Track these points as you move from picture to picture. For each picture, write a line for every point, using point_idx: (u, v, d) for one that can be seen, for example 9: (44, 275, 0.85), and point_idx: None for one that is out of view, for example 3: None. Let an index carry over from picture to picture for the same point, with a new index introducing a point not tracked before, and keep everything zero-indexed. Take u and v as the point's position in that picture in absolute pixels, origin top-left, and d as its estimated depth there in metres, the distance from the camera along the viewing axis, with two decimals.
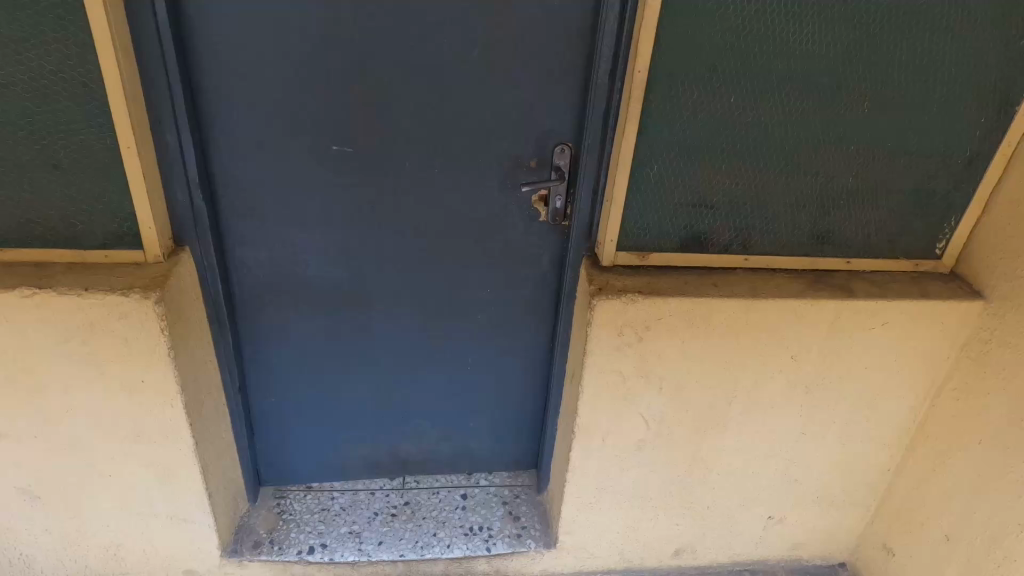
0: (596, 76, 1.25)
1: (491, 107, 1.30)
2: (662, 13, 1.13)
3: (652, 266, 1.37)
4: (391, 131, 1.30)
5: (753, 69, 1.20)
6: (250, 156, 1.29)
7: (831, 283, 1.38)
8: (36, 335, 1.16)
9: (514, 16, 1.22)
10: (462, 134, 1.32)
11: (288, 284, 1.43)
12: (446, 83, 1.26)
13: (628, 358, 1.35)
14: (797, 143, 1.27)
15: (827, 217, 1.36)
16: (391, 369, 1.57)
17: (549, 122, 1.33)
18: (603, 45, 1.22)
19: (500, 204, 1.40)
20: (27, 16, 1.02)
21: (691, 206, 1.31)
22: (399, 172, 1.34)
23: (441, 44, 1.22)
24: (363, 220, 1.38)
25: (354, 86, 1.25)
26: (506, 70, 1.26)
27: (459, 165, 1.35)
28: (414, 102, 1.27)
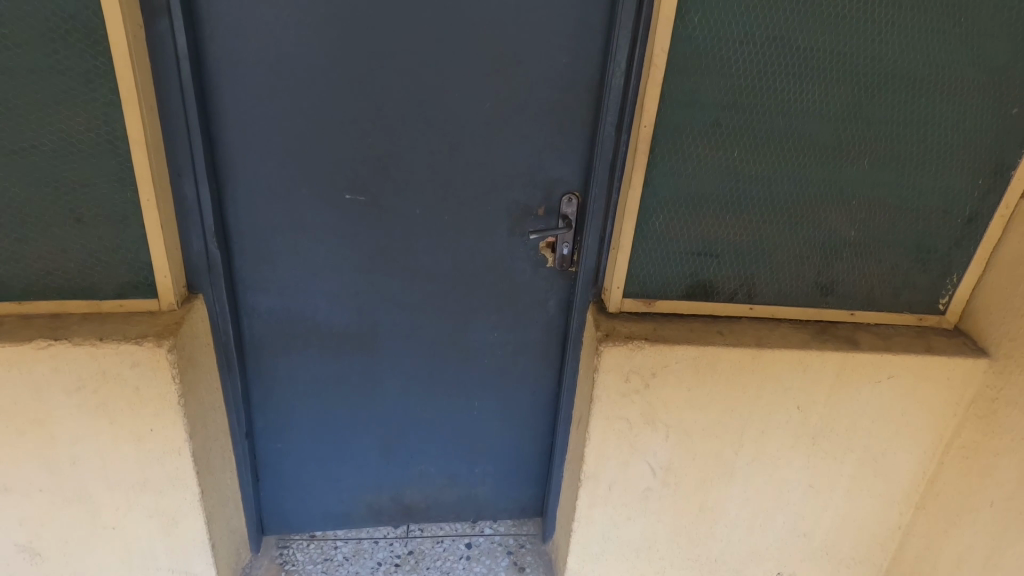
0: (603, 127, 1.28)
1: (500, 159, 1.34)
2: (668, 69, 1.17)
3: (658, 313, 1.38)
4: (403, 181, 1.33)
5: (755, 124, 1.24)
6: (264, 205, 1.32)
7: (837, 334, 1.40)
8: (47, 387, 1.17)
9: (523, 72, 1.27)
10: (471, 186, 1.35)
11: (298, 330, 1.45)
12: (457, 136, 1.31)
13: (634, 407, 1.36)
14: (799, 195, 1.30)
15: (831, 268, 1.38)
16: (397, 416, 1.58)
17: (556, 172, 1.36)
18: (610, 98, 1.26)
19: (508, 250, 1.43)
20: (59, 78, 1.07)
21: (696, 254, 1.33)
22: (409, 220, 1.37)
23: (452, 100, 1.27)
24: (373, 269, 1.41)
25: (368, 138, 1.29)
26: (515, 124, 1.31)
27: (468, 216, 1.38)
28: (427, 154, 1.32)
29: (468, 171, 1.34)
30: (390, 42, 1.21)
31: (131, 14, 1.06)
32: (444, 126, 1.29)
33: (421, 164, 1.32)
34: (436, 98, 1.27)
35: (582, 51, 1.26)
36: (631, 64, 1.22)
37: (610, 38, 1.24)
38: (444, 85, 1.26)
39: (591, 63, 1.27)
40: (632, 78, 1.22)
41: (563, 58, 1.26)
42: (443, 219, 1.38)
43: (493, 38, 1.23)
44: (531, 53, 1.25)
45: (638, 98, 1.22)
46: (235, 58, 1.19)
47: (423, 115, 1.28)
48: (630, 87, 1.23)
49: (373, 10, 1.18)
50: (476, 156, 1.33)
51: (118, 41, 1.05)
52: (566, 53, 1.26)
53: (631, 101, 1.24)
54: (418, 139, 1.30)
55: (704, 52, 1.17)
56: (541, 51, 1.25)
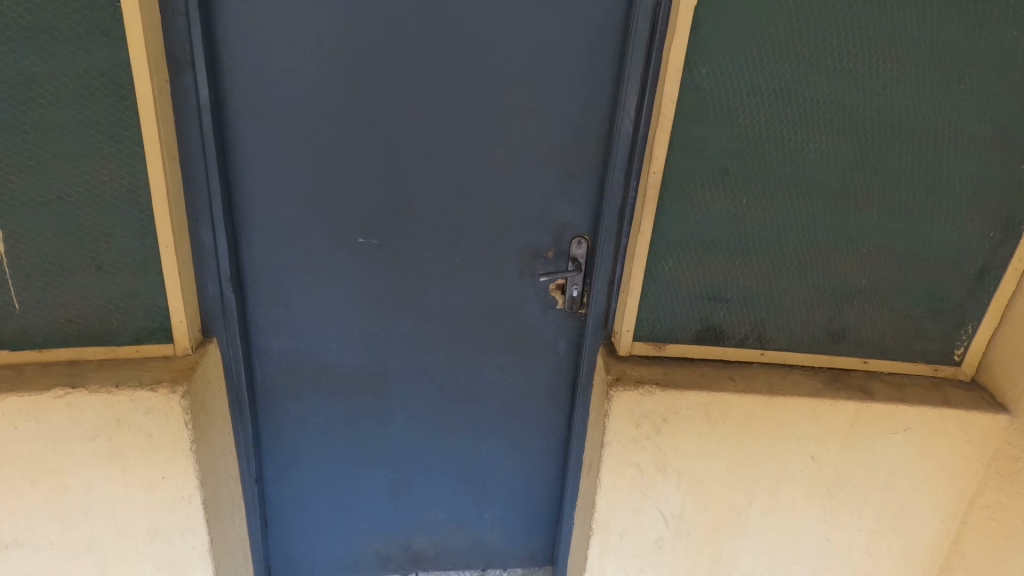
0: (612, 173, 1.30)
1: (510, 204, 1.35)
2: (676, 118, 1.19)
3: (669, 357, 1.36)
4: (415, 226, 1.35)
5: (763, 172, 1.25)
6: (279, 250, 1.34)
7: (850, 382, 1.38)
8: (62, 435, 1.18)
9: (533, 121, 1.30)
10: (482, 232, 1.37)
11: (308, 373, 1.45)
12: (468, 183, 1.33)
13: (646, 454, 1.34)
14: (808, 242, 1.31)
15: (841, 315, 1.37)
16: (406, 462, 1.57)
17: (566, 217, 1.37)
18: (618, 145, 1.28)
19: (518, 294, 1.43)
20: (87, 131, 1.12)
21: (706, 299, 1.33)
22: (420, 265, 1.38)
23: (464, 148, 1.30)
24: (385, 314, 1.42)
25: (382, 186, 1.32)
26: (525, 171, 1.33)
27: (478, 261, 1.39)
28: (438, 201, 1.34)
29: (479, 218, 1.36)
30: (405, 92, 1.25)
31: (158, 69, 1.11)
32: (456, 173, 1.32)
33: (433, 210, 1.34)
34: (449, 146, 1.30)
35: (591, 101, 1.29)
36: (640, 113, 1.25)
37: (619, 88, 1.26)
38: (456, 133, 1.29)
39: (600, 112, 1.30)
40: (640, 127, 1.25)
41: (573, 108, 1.29)
42: (454, 266, 1.39)
43: (504, 89, 1.26)
44: (541, 102, 1.28)
45: (646, 147, 1.23)
46: (255, 108, 1.23)
47: (435, 162, 1.31)
48: (639, 136, 1.25)
49: (389, 63, 1.22)
50: (487, 202, 1.35)
51: (144, 95, 1.09)
52: (576, 103, 1.29)
53: (640, 149, 1.26)
54: (430, 185, 1.32)
55: (712, 102, 1.19)
56: (551, 101, 1.28)
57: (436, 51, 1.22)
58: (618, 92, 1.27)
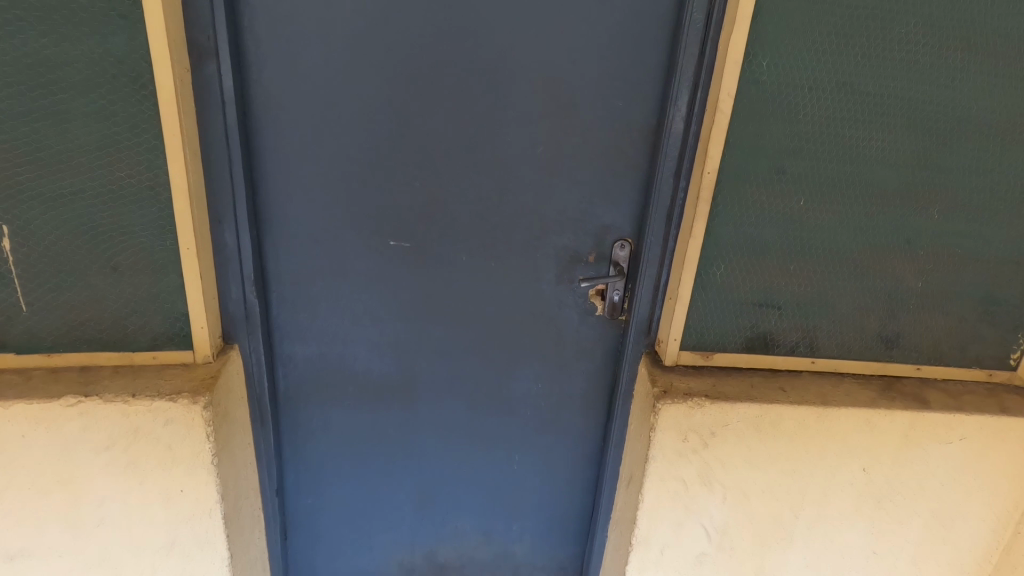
0: (659, 173, 1.22)
1: (550, 206, 1.28)
2: (733, 114, 1.12)
3: (716, 367, 1.30)
4: (450, 228, 1.28)
5: (820, 171, 1.18)
6: (305, 251, 1.26)
7: (902, 390, 1.33)
8: (75, 446, 1.10)
9: (577, 117, 1.22)
10: (520, 233, 1.29)
11: (333, 381, 1.37)
12: (507, 182, 1.25)
13: (691, 466, 1.28)
14: (865, 245, 1.25)
15: (893, 320, 1.32)
16: (433, 471, 1.50)
17: (608, 219, 1.30)
18: (667, 143, 1.20)
19: (555, 301, 1.35)
20: (103, 122, 1.03)
21: (758, 305, 1.26)
22: (455, 268, 1.31)
23: (503, 145, 1.23)
24: (415, 318, 1.34)
25: (415, 184, 1.24)
26: (567, 169, 1.26)
27: (514, 264, 1.32)
28: (475, 201, 1.26)
29: (516, 218, 1.28)
30: (442, 85, 1.17)
31: (179, 57, 1.02)
32: (495, 171, 1.24)
33: (469, 211, 1.27)
34: (487, 144, 1.22)
35: (638, 97, 1.21)
36: (693, 110, 1.17)
37: (669, 83, 1.18)
38: (495, 130, 1.21)
39: (646, 109, 1.22)
40: (693, 125, 1.17)
41: (619, 104, 1.22)
42: (489, 268, 1.31)
43: (548, 81, 1.19)
44: (586, 97, 1.21)
45: (700, 146, 1.16)
46: (281, 101, 1.15)
47: (472, 160, 1.23)
48: (690, 134, 1.18)
49: (426, 54, 1.14)
50: (526, 202, 1.27)
51: (166, 84, 1.00)
52: (622, 98, 1.21)
53: (691, 147, 1.18)
54: (466, 184, 1.25)
55: (770, 98, 1.12)
56: (596, 96, 1.21)
57: (477, 40, 1.14)
58: (669, 87, 1.19)
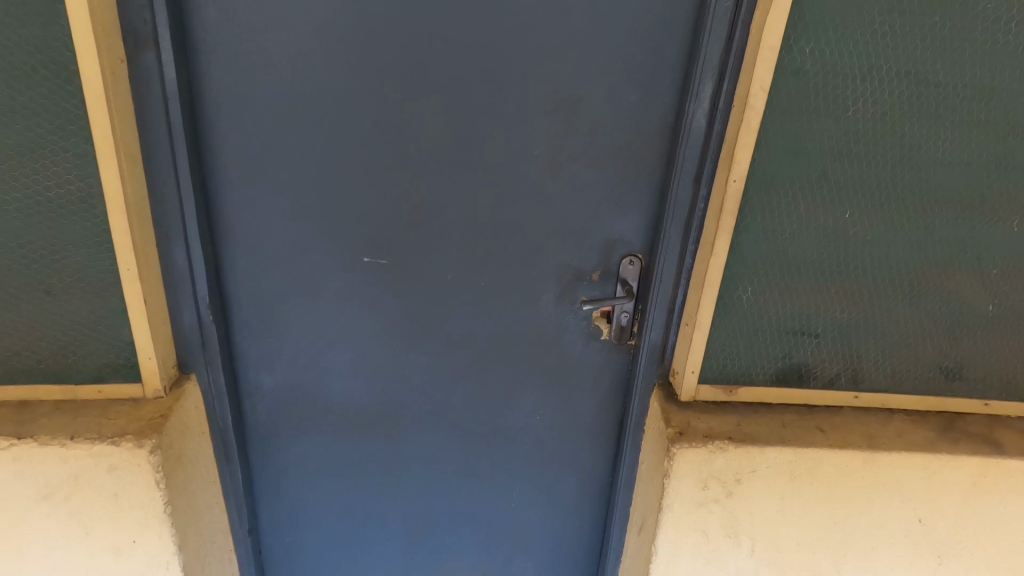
0: (675, 180, 1.04)
1: (551, 216, 1.10)
2: (766, 112, 0.93)
3: (741, 403, 1.12)
4: (436, 241, 1.11)
5: (874, 178, 0.99)
6: (270, 269, 1.11)
7: (966, 430, 1.14)
8: (10, 492, 0.97)
9: (581, 113, 1.04)
10: (516, 247, 1.12)
11: (309, 410, 1.23)
12: (501, 188, 1.08)
13: (713, 516, 1.10)
14: (924, 263, 1.06)
15: (953, 346, 1.13)
16: (423, 507, 1.34)
17: (617, 232, 1.12)
18: (685, 145, 1.01)
19: (556, 324, 1.18)
20: (25, 123, 0.89)
21: (793, 334, 1.08)
22: (441, 286, 1.15)
23: (496, 146, 1.05)
24: (398, 342, 1.18)
25: (393, 192, 1.07)
26: (569, 174, 1.08)
27: (509, 281, 1.15)
28: (463, 211, 1.09)
29: (511, 229, 1.11)
30: (423, 77, 0.99)
31: (109, 45, 0.86)
32: (486, 177, 1.07)
33: (457, 222, 1.10)
34: (477, 144, 1.05)
35: (654, 89, 1.02)
36: (717, 105, 0.98)
37: (689, 73, 0.99)
38: (487, 129, 1.04)
39: (663, 103, 1.03)
40: (716, 124, 0.98)
41: (631, 97, 1.03)
42: (480, 287, 1.15)
43: (547, 71, 1.00)
44: (592, 90, 1.02)
45: (724, 150, 0.98)
46: (236, 97, 0.99)
47: (460, 163, 1.06)
48: (713, 135, 0.99)
49: (404, 40, 0.97)
50: (522, 211, 1.10)
51: (90, 80, 0.85)
52: (635, 91, 1.02)
53: (714, 150, 1.00)
54: (452, 192, 1.08)
55: (813, 91, 0.93)
56: (604, 88, 1.02)
57: (463, 23, 0.96)
58: (689, 77, 1.00)
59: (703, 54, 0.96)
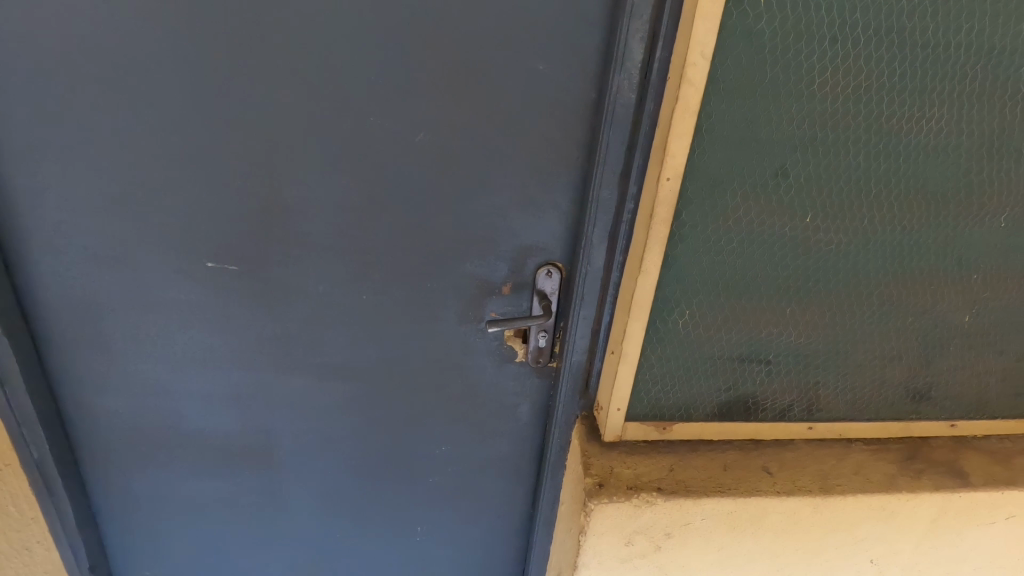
0: (597, 174, 0.82)
1: (444, 216, 0.87)
2: (708, 89, 0.71)
3: (677, 440, 0.94)
4: (299, 247, 0.87)
5: (842, 172, 0.79)
6: (86, 280, 0.87)
7: (930, 457, 0.99)
8: None
9: (478, 86, 0.79)
10: (402, 253, 0.89)
11: (162, 442, 1.02)
12: (379, 181, 0.84)
13: (640, 571, 0.93)
14: (896, 271, 0.87)
15: (925, 367, 0.96)
16: (314, 543, 1.16)
17: (530, 236, 0.90)
18: (609, 130, 0.79)
19: (458, 341, 0.97)
20: None
21: (741, 360, 0.89)
22: (310, 299, 0.92)
23: (367, 128, 0.80)
24: (265, 363, 0.97)
25: (236, 185, 0.82)
26: (467, 163, 0.83)
27: (398, 294, 0.93)
28: (330, 210, 0.85)
29: (396, 232, 0.88)
30: (260, 33, 0.73)
31: None
32: (357, 168, 0.83)
33: (324, 223, 0.86)
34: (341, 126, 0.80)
35: (570, 55, 0.78)
36: (648, 79, 0.75)
37: (613, 35, 0.76)
38: (352, 106, 0.79)
39: (584, 74, 0.79)
40: (646, 103, 0.76)
41: (540, 66, 0.78)
42: (361, 300, 0.93)
43: (431, 26, 0.75)
44: (489, 54, 0.77)
45: (656, 138, 0.76)
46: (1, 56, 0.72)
47: (320, 151, 0.81)
48: (643, 117, 0.77)
49: None
50: (408, 211, 0.86)
51: None
52: (546, 57, 0.78)
53: (645, 137, 0.77)
54: (314, 188, 0.83)
55: (770, 61, 0.71)
56: (505, 53, 0.77)
57: None
58: (614, 40, 0.76)
59: (628, 11, 0.72)
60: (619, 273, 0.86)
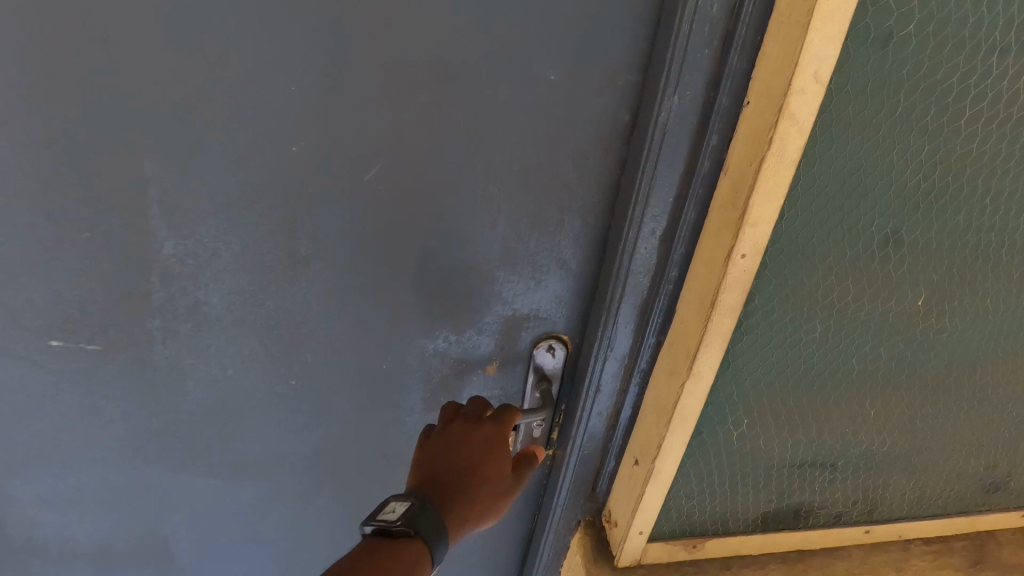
0: (630, 235, 0.56)
1: (406, 279, 0.60)
2: (815, 123, 0.47)
3: (708, 558, 0.72)
4: (190, 323, 0.60)
5: (968, 237, 0.56)
6: None
7: (999, 559, 0.80)
8: None
9: (455, 101, 0.51)
10: (342, 327, 0.63)
11: (22, 550, 0.76)
12: (304, 234, 0.56)
13: None
14: (1006, 354, 0.66)
15: (1009, 457, 0.77)
16: None
17: (525, 304, 0.64)
18: (653, 174, 0.53)
19: (421, 430, 0.72)
20: None
21: (799, 467, 0.68)
22: (213, 385, 0.65)
23: (283, 162, 0.52)
24: (154, 463, 0.70)
25: (77, 243, 0.53)
26: (436, 209, 0.56)
27: (338, 376, 0.67)
28: (231, 274, 0.57)
29: (333, 300, 0.61)
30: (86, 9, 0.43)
31: None
32: (268, 216, 0.54)
33: (225, 290, 0.58)
34: (241, 158, 0.51)
35: (598, 57, 0.50)
36: (714, 101, 0.50)
37: (661, 32, 0.49)
38: (257, 128, 0.50)
39: (615, 86, 0.52)
40: (707, 137, 0.51)
41: (551, 74, 0.50)
42: (286, 385, 0.66)
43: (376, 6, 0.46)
44: (473, 53, 0.49)
45: (724, 191, 0.52)
46: None
47: (211, 193, 0.52)
48: (702, 157, 0.52)
49: None
50: (351, 272, 0.59)
51: None
52: (562, 60, 0.50)
53: (702, 185, 0.53)
54: (207, 244, 0.55)
55: (904, 83, 0.47)
56: (497, 52, 0.49)
57: None
58: (664, 39, 0.49)
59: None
60: (648, 359, 0.63)
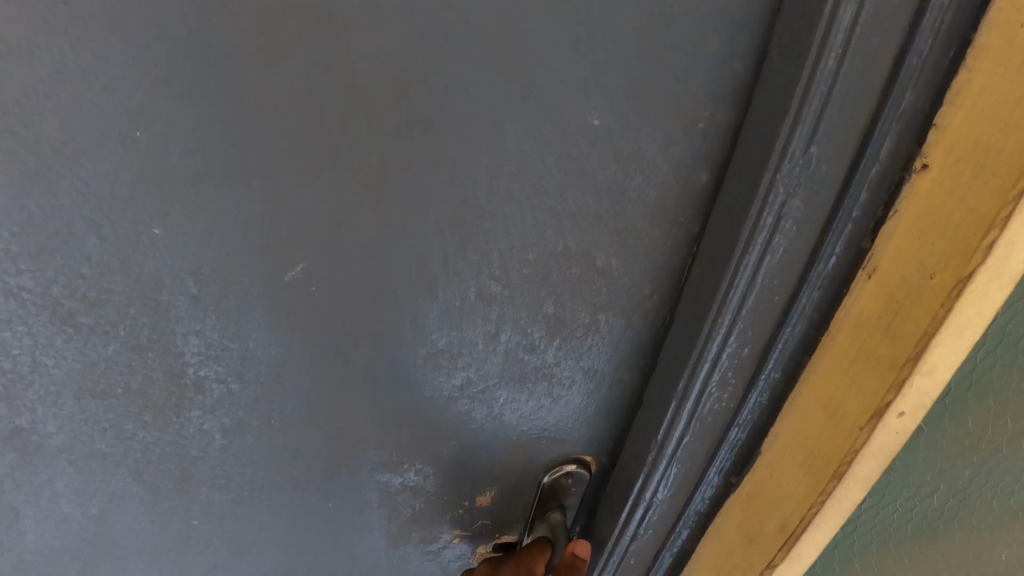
0: (702, 374, 0.35)
1: (353, 404, 0.40)
2: None
3: None
4: (11, 457, 0.37)
5: None
6: None
7: None
8: None
9: (428, 163, 0.29)
10: (259, 463, 0.42)
11: None
12: (183, 348, 0.34)
13: None
14: None
15: None
16: None
17: (531, 427, 0.44)
18: (748, 292, 0.32)
19: (381, 563, 0.53)
20: None
21: None
22: (68, 526, 0.43)
23: (131, 250, 0.30)
24: None
25: None
26: (398, 315, 0.35)
27: (259, 515, 0.46)
28: (67, 390, 0.35)
29: (240, 434, 0.40)
30: None
31: None
32: (120, 316, 0.32)
33: (66, 416, 0.36)
34: (55, 242, 0.29)
35: (680, 92, 0.29)
36: (859, 171, 0.28)
37: (778, 53, 0.27)
38: (76, 196, 0.28)
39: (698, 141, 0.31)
40: (838, 227, 0.30)
41: (595, 121, 0.29)
42: (182, 527, 0.46)
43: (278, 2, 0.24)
44: (464, 86, 0.27)
45: (863, 308, 0.32)
46: None
47: (6, 290, 0.30)
48: (827, 254, 0.31)
49: None
50: (267, 400, 0.38)
51: None
52: (619, 97, 0.29)
53: (818, 292, 0.32)
54: (19, 361, 0.33)
55: None
56: (509, 85, 0.28)
57: None
58: (783, 66, 0.26)
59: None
60: (706, 507, 0.43)
